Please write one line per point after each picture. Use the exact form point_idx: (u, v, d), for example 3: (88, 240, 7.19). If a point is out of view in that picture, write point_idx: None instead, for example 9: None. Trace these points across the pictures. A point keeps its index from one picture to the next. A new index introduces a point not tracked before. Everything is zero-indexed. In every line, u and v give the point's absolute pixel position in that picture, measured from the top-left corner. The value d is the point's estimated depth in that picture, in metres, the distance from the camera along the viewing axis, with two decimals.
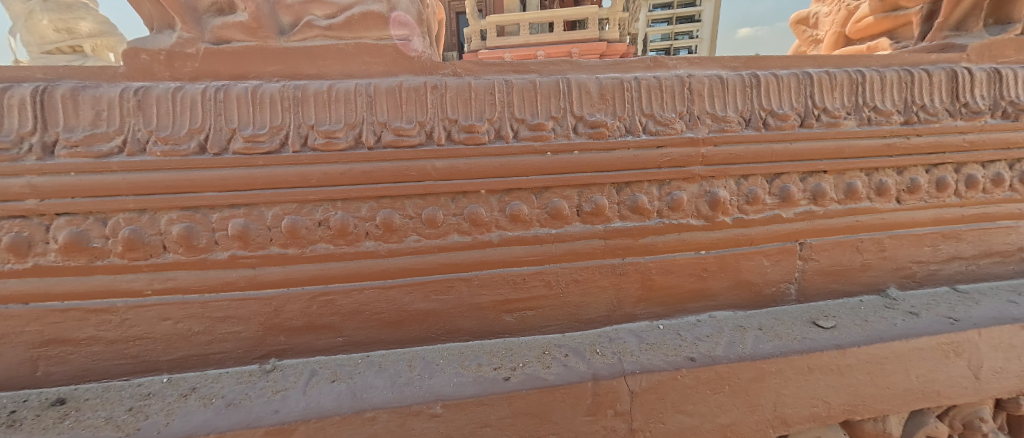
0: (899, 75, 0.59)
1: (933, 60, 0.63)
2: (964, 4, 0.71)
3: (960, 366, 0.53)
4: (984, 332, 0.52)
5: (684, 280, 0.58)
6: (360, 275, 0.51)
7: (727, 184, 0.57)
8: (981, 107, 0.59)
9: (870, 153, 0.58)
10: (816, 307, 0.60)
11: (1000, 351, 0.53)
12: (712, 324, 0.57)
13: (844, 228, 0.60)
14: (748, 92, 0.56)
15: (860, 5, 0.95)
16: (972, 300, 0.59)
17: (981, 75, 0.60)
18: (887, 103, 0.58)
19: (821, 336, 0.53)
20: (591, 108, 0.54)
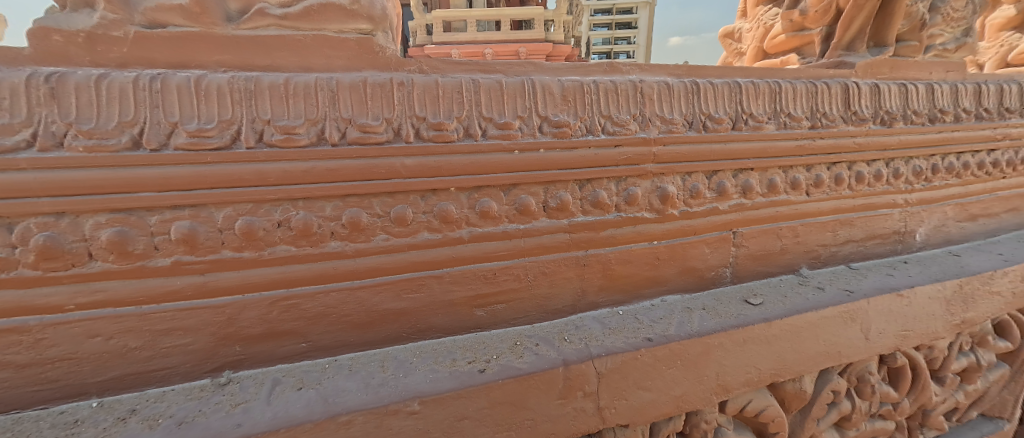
0: (807, 87, 0.69)
1: (831, 75, 0.75)
2: (853, 28, 0.86)
3: (856, 330, 0.64)
4: (872, 300, 0.64)
5: (639, 268, 0.64)
6: (325, 277, 0.49)
7: (675, 180, 0.63)
8: (865, 115, 0.72)
9: (787, 153, 0.68)
10: (748, 287, 0.69)
11: (883, 315, 0.65)
12: (664, 307, 0.63)
13: (768, 218, 0.69)
14: (690, 98, 0.63)
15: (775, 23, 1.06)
16: (862, 275, 0.71)
17: (865, 89, 0.73)
18: (798, 110, 0.69)
19: (753, 312, 0.61)
20: (555, 109, 0.57)
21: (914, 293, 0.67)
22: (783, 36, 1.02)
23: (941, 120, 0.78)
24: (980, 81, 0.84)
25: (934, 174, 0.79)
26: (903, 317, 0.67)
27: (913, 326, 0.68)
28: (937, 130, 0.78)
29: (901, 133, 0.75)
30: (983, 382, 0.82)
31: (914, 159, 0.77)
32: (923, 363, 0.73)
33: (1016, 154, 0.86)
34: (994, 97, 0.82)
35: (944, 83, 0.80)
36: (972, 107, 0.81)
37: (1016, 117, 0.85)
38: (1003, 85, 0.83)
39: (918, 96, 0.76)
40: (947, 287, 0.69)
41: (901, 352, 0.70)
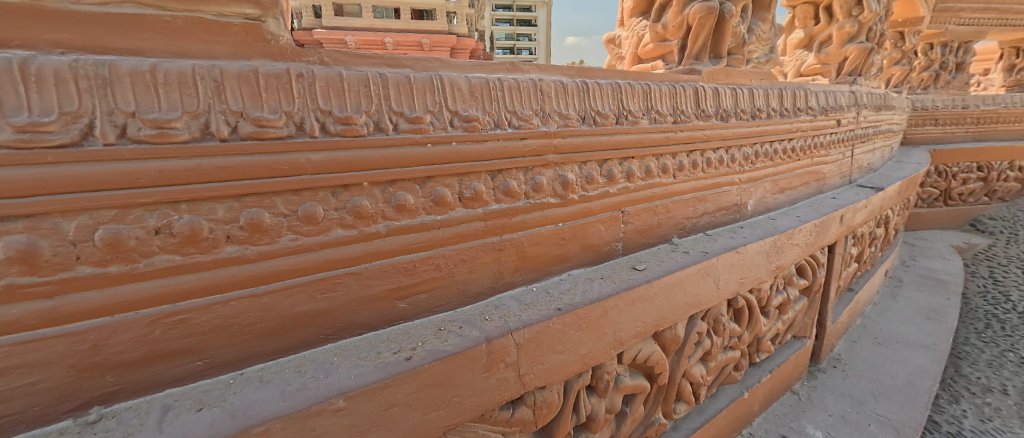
0: (669, 89, 0.85)
1: (687, 80, 0.92)
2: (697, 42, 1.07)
3: (710, 282, 0.82)
4: (719, 258, 0.82)
5: (548, 248, 0.72)
6: (223, 285, 0.45)
7: (573, 168, 0.72)
8: (709, 113, 0.91)
9: (658, 144, 0.83)
10: (635, 257, 0.82)
11: (727, 268, 0.85)
12: (570, 280, 0.73)
13: (647, 198, 0.83)
14: (581, 96, 0.72)
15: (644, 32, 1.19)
16: (713, 239, 0.91)
17: (709, 91, 0.92)
18: (664, 108, 0.84)
19: (638, 276, 0.74)
20: (464, 104, 0.60)
21: (746, 249, 0.88)
22: (652, 45, 1.15)
23: (759, 117, 1.02)
24: (782, 87, 1.11)
25: (757, 158, 1.03)
26: (740, 268, 0.88)
27: (747, 275, 0.90)
28: (757, 125, 1.02)
29: (735, 127, 0.96)
30: (793, 311, 1.11)
31: (744, 147, 1.00)
32: (755, 302, 0.96)
33: (806, 142, 1.17)
34: (790, 99, 1.11)
35: (760, 88, 1.04)
36: (777, 107, 1.07)
37: (805, 114, 1.15)
38: (795, 91, 1.13)
39: (744, 98, 0.99)
40: (766, 242, 0.92)
41: (741, 296, 0.93)
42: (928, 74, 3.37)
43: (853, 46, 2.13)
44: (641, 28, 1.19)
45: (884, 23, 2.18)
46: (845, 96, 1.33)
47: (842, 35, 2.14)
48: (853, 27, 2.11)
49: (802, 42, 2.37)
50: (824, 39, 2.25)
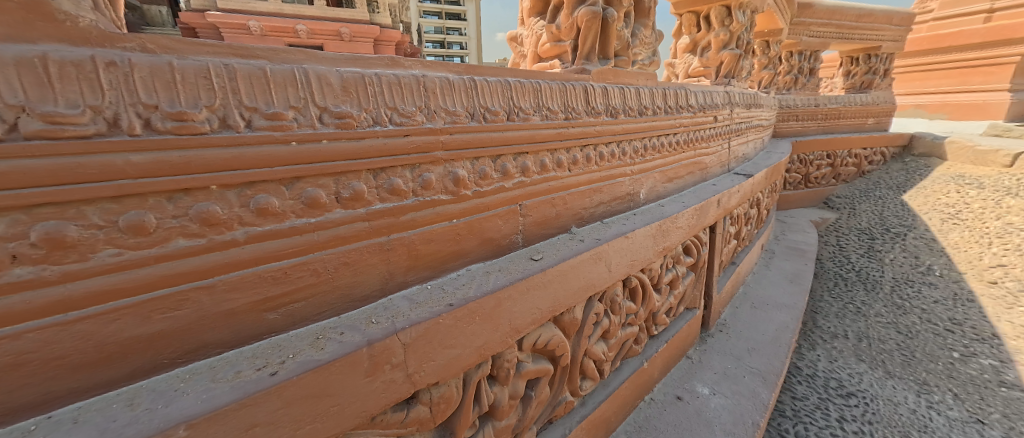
0: (559, 87, 0.90)
1: (577, 78, 0.98)
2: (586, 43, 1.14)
3: (602, 266, 0.89)
4: (609, 244, 0.89)
5: (443, 245, 0.72)
6: (13, 316, 0.37)
7: (465, 165, 0.73)
8: (598, 110, 0.99)
9: (550, 139, 0.87)
10: (534, 247, 0.86)
11: (617, 252, 0.93)
12: (467, 275, 0.74)
13: (543, 191, 0.88)
14: (469, 92, 0.73)
15: (540, 32, 1.23)
16: (607, 227, 0.99)
17: (598, 90, 0.99)
18: (555, 105, 0.88)
19: (534, 266, 0.78)
20: (335, 100, 0.56)
21: (634, 234, 0.97)
22: (549, 44, 1.19)
23: (645, 114, 1.13)
24: (665, 87, 1.24)
25: (645, 151, 1.14)
26: (629, 252, 0.96)
27: (636, 257, 0.99)
28: (643, 121, 1.12)
29: (623, 123, 1.06)
30: (683, 286, 1.26)
31: (633, 141, 1.10)
32: (647, 281, 1.07)
33: (688, 136, 1.33)
34: (672, 98, 1.24)
35: (645, 88, 1.15)
36: (661, 105, 1.19)
37: (685, 111, 1.30)
38: (676, 91, 1.26)
39: (630, 96, 1.08)
40: (652, 227, 1.02)
41: (633, 276, 1.03)
42: (790, 77, 4.01)
43: (727, 51, 2.39)
44: (538, 27, 1.23)
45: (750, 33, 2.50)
46: (720, 95, 1.52)
47: (718, 41, 2.40)
48: (726, 35, 2.38)
49: (689, 46, 2.60)
50: (705, 44, 2.48)
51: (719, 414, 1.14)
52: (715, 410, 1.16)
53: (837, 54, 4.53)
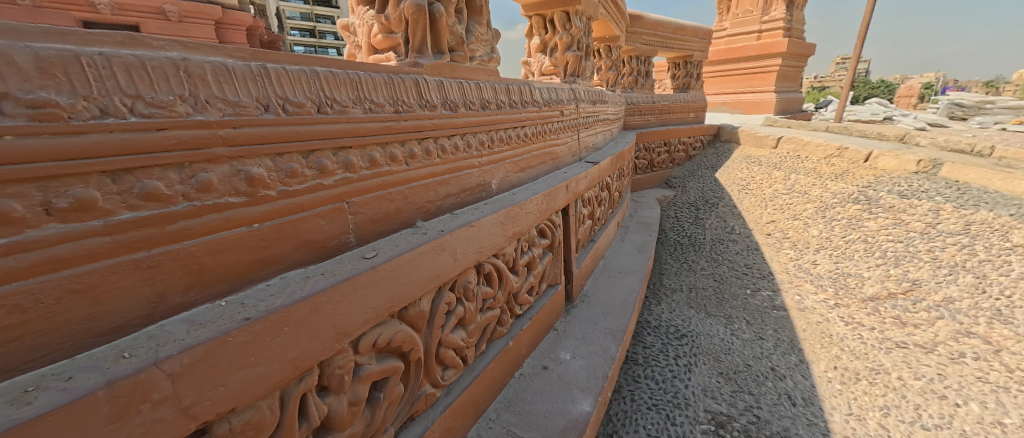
0: (383, 79, 0.87)
1: (407, 71, 0.97)
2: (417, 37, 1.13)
3: (447, 256, 0.91)
4: (452, 234, 0.91)
5: (241, 253, 0.63)
6: None
7: (261, 162, 0.65)
8: (434, 103, 1.00)
9: (378, 133, 0.85)
10: (371, 245, 0.83)
11: (463, 241, 0.96)
12: (280, 283, 0.67)
13: (377, 186, 0.85)
14: (258, 81, 0.65)
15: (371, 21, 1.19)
16: (455, 217, 1.02)
17: (431, 84, 0.99)
18: (380, 98, 0.86)
19: (364, 264, 0.75)
20: (23, 84, 0.42)
21: (480, 223, 1.01)
22: (380, 35, 1.15)
23: (489, 108, 1.20)
24: (509, 82, 1.33)
25: (493, 144, 1.21)
26: (477, 239, 1.01)
27: (485, 244, 1.04)
28: (487, 115, 1.18)
29: (464, 117, 1.10)
30: (541, 265, 1.38)
31: (478, 134, 1.15)
32: (502, 265, 1.14)
33: (537, 129, 1.46)
34: (516, 94, 1.34)
35: (487, 83, 1.21)
36: (505, 100, 1.28)
37: (531, 106, 1.42)
38: (520, 87, 1.37)
39: (470, 90, 1.13)
40: (499, 214, 1.08)
41: (486, 263, 1.08)
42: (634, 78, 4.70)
43: (571, 53, 2.33)
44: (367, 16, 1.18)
45: (588, 38, 2.53)
46: (565, 92, 1.72)
47: (563, 43, 2.31)
48: (568, 37, 2.31)
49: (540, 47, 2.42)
50: (553, 45, 2.35)
51: (577, 373, 1.30)
52: (574, 371, 1.31)
53: (665, 60, 5.51)
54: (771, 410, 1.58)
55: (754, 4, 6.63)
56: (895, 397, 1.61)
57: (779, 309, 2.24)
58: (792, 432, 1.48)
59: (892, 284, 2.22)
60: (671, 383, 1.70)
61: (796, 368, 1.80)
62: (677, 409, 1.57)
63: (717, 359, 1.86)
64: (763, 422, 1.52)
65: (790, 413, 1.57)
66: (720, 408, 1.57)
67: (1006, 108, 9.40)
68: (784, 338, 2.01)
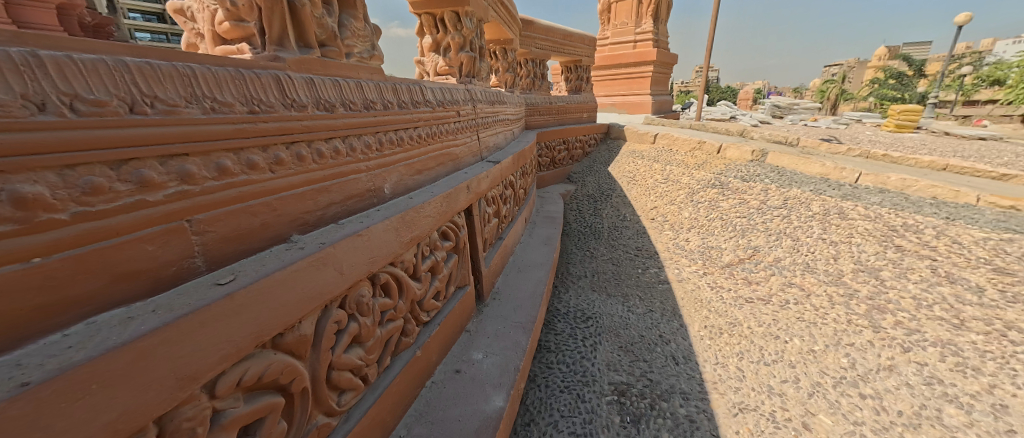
0: (231, 74, 0.72)
1: (263, 66, 0.82)
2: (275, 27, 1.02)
3: (330, 270, 0.80)
4: (336, 246, 0.81)
5: (14, 300, 0.44)
6: None
7: (41, 177, 0.47)
8: (304, 103, 0.88)
9: (227, 136, 0.71)
10: (227, 269, 0.68)
11: (350, 252, 0.86)
12: (84, 332, 0.49)
13: (230, 199, 0.70)
14: (21, 71, 0.46)
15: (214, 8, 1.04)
16: (340, 227, 0.91)
17: (298, 81, 0.87)
18: (227, 96, 0.71)
19: (216, 293, 0.60)
20: None
21: (370, 230, 0.92)
22: (227, 23, 1.01)
23: (373, 108, 1.12)
24: (396, 81, 1.26)
25: (381, 146, 1.13)
26: (368, 249, 0.91)
27: (378, 253, 0.95)
28: (371, 116, 1.11)
29: (343, 118, 1.00)
30: (446, 268, 1.35)
31: (363, 136, 1.07)
32: (401, 273, 1.08)
33: (432, 130, 1.43)
34: (405, 93, 1.28)
35: (370, 82, 1.13)
36: (392, 100, 1.21)
37: (423, 106, 1.38)
38: (409, 86, 1.31)
39: (350, 89, 1.04)
40: (392, 219, 1.00)
41: (382, 273, 1.01)
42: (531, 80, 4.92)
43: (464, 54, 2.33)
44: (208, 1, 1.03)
45: (481, 39, 2.57)
46: (461, 92, 1.74)
47: (455, 44, 2.30)
48: (460, 38, 2.31)
49: (432, 46, 2.36)
50: (445, 45, 2.33)
51: (489, 371, 1.32)
52: (487, 369, 1.33)
53: (559, 64, 5.94)
54: (659, 372, 1.88)
55: (629, 17, 7.55)
56: (746, 344, 2.01)
57: (663, 282, 2.65)
58: (675, 387, 1.79)
59: (740, 251, 2.75)
60: (580, 364, 1.92)
61: (677, 332, 2.16)
62: (586, 386, 1.79)
63: (617, 335, 2.15)
64: (654, 383, 1.81)
65: (674, 372, 1.88)
66: (620, 378, 1.83)
67: (803, 108, 12.48)
68: (668, 307, 2.39)
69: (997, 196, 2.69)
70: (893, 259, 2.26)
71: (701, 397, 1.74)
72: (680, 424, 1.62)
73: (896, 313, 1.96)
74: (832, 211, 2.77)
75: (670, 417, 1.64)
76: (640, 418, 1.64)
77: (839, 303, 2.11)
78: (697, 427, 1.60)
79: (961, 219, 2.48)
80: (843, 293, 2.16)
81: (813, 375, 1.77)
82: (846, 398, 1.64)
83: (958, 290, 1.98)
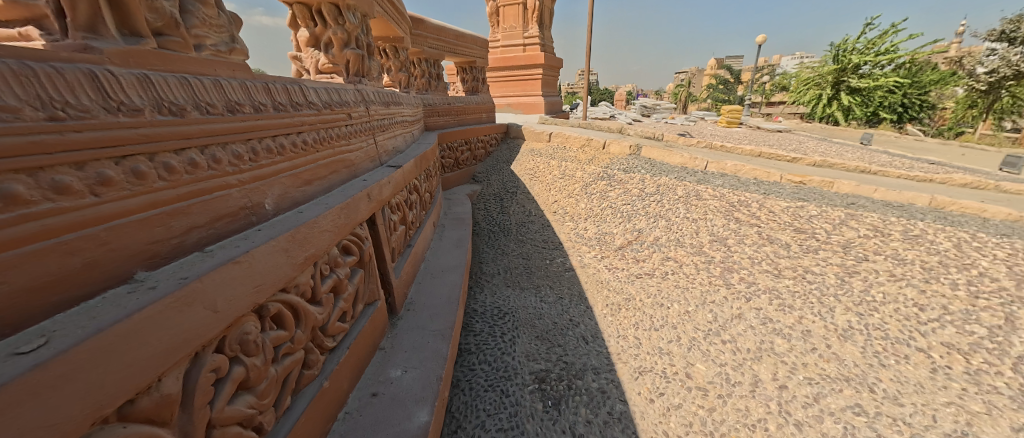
0: (10, 68, 0.50)
1: (67, 58, 0.60)
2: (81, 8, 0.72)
3: (199, 310, 0.65)
4: (204, 279, 0.66)
5: None
6: None
7: None
8: (140, 106, 0.66)
9: (15, 152, 0.49)
10: (33, 332, 0.50)
11: (226, 284, 0.70)
12: None
13: (29, 236, 0.50)
14: None
15: None
16: (208, 256, 0.74)
17: (127, 78, 0.65)
18: (10, 98, 0.49)
19: (17, 364, 0.44)
20: None
21: (252, 254, 0.77)
22: None
23: (240, 111, 0.92)
24: (269, 80, 1.07)
25: (255, 155, 0.94)
26: (250, 277, 0.77)
27: (263, 281, 0.81)
28: (239, 120, 0.91)
29: (201, 123, 0.79)
30: (351, 286, 1.23)
31: (230, 144, 0.87)
32: (297, 299, 0.95)
33: (319, 134, 1.27)
34: (282, 94, 1.10)
35: (234, 80, 0.93)
36: (266, 102, 1.02)
37: (306, 109, 1.21)
38: (286, 86, 1.13)
39: (207, 89, 0.81)
40: (280, 239, 0.86)
41: (271, 302, 0.86)
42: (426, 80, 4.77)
43: (350, 50, 2.14)
44: None
45: (367, 36, 2.39)
46: (350, 93, 1.60)
47: (338, 40, 2.10)
48: (344, 34, 2.11)
49: (310, 40, 2.10)
50: (326, 40, 2.09)
51: (411, 386, 1.26)
52: (408, 385, 1.27)
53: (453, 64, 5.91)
54: (573, 353, 2.06)
55: (516, 22, 7.92)
56: (640, 314, 2.35)
57: (569, 269, 2.90)
58: (587, 364, 1.98)
59: (628, 234, 3.18)
60: (502, 360, 1.99)
61: (584, 314, 2.40)
62: (509, 381, 1.87)
63: (533, 325, 2.28)
64: (569, 365, 1.98)
65: (585, 351, 2.09)
66: (539, 366, 1.96)
67: (662, 108, 14.97)
68: (575, 292, 2.63)
69: (788, 175, 3.67)
70: (733, 229, 2.89)
71: (609, 368, 1.97)
72: (594, 396, 1.81)
73: (739, 270, 2.51)
74: (691, 194, 3.40)
75: (585, 392, 1.83)
76: (559, 400, 1.78)
77: (702, 268, 2.62)
78: (607, 396, 1.82)
79: (769, 194, 3.31)
80: (704, 260, 2.68)
81: (690, 331, 2.17)
82: (713, 346, 2.05)
83: (773, 247, 2.64)
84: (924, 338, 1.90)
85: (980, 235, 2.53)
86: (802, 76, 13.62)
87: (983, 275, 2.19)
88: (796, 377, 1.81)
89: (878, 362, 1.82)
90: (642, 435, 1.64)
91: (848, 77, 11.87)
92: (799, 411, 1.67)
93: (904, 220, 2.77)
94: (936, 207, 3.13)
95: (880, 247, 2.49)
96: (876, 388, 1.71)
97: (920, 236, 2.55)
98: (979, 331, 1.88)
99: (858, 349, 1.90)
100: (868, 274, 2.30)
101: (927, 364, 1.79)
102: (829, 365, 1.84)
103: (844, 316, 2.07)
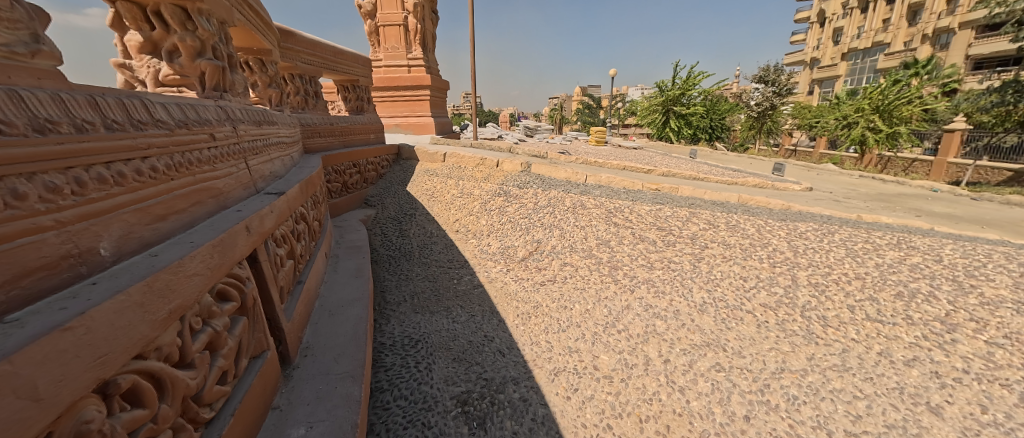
0: None
1: None
2: None
3: (10, 401, 0.49)
4: (17, 358, 0.49)
5: None
6: None
7: None
8: None
9: None
10: None
11: (55, 360, 0.54)
12: None
13: None
14: None
15: None
16: (17, 327, 0.55)
17: None
18: None
19: None
20: None
21: (92, 316, 0.60)
22: None
23: (56, 131, 0.70)
24: (95, 92, 0.84)
25: (81, 186, 0.73)
26: (89, 345, 0.59)
27: (111, 348, 0.63)
28: (54, 143, 0.69)
29: None
30: (232, 339, 1.02)
31: (39, 174, 0.66)
32: (160, 365, 0.75)
33: (173, 159, 1.04)
34: (117, 109, 0.87)
35: (41, 90, 0.71)
36: (95, 118, 0.79)
37: (154, 128, 0.98)
38: (124, 100, 0.90)
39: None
40: (134, 291, 0.67)
41: (122, 374, 0.67)
42: (300, 98, 4.23)
43: (206, 61, 1.81)
44: None
45: (228, 45, 2.06)
46: (210, 110, 1.35)
47: (188, 48, 1.76)
48: (196, 41, 1.78)
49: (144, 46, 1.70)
50: (169, 48, 1.73)
51: None
52: None
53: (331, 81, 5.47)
54: (491, 368, 2.08)
55: (399, 42, 7.77)
56: (548, 319, 2.52)
57: (477, 286, 2.94)
58: (507, 376, 2.03)
59: (529, 246, 3.40)
60: (420, 391, 1.89)
61: (497, 328, 2.46)
62: (429, 411, 1.79)
63: (448, 347, 2.23)
64: (489, 381, 1.99)
65: (503, 363, 2.14)
66: (460, 389, 1.92)
67: (543, 129, 16.35)
68: (486, 307, 2.68)
69: (647, 184, 4.49)
70: (613, 232, 3.37)
71: (527, 376, 2.06)
72: (517, 406, 1.87)
73: (622, 267, 2.94)
74: (578, 204, 3.85)
75: (508, 404, 1.86)
76: (484, 419, 1.78)
77: (594, 269, 2.96)
78: (529, 403, 1.89)
79: (636, 200, 3.98)
80: (595, 261, 3.05)
81: (592, 327, 2.42)
82: (612, 336, 2.34)
83: (645, 245, 3.17)
84: (749, 302, 2.53)
85: (768, 221, 3.53)
86: (645, 103, 16.88)
87: (775, 249, 3.05)
88: (675, 350, 2.20)
89: (726, 326, 2.35)
90: (564, 431, 1.77)
91: (676, 106, 15.21)
92: (680, 378, 2.03)
93: (725, 214, 3.68)
94: (742, 202, 4.24)
95: (713, 236, 3.24)
96: (726, 347, 2.21)
97: (736, 225, 3.42)
98: (778, 291, 2.61)
99: (711, 319, 2.42)
100: (709, 258, 2.97)
101: (754, 322, 2.38)
102: (695, 335, 2.30)
103: (699, 293, 2.62)
